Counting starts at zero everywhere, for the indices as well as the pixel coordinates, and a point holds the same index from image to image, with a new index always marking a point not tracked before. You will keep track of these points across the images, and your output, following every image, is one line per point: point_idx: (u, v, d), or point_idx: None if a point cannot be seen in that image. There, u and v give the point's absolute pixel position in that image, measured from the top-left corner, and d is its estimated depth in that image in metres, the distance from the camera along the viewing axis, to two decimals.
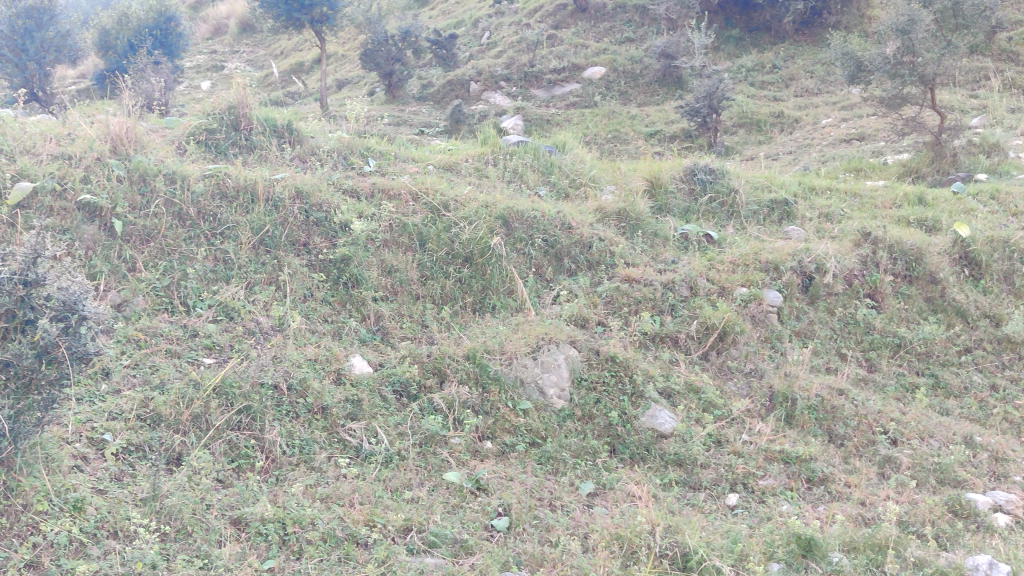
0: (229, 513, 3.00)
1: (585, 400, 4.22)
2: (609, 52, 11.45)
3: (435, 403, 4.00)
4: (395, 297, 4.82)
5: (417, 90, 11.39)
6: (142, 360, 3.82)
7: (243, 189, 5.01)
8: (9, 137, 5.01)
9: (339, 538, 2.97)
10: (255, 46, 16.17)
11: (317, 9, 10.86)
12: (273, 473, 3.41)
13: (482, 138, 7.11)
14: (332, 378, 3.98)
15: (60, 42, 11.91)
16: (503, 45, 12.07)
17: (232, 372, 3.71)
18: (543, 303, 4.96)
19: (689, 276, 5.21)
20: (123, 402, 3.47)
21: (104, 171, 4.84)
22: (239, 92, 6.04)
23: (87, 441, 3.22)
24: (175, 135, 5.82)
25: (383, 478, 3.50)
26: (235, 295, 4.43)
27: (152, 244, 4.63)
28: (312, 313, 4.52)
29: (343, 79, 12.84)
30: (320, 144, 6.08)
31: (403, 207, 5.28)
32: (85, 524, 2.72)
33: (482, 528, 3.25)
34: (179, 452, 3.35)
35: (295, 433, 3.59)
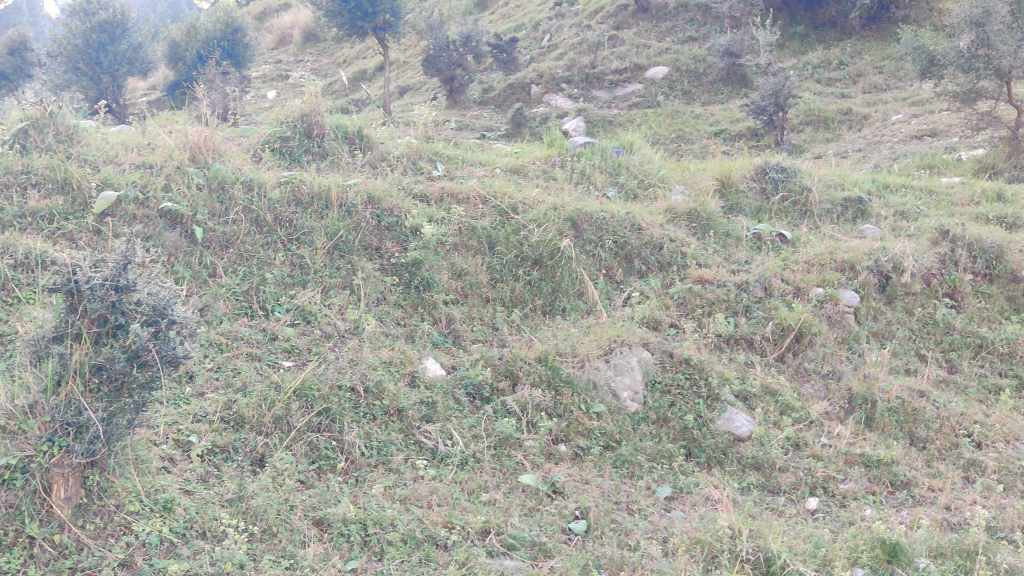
0: (312, 514, 3.04)
1: (659, 402, 4.18)
2: (671, 51, 11.34)
3: (508, 406, 3.99)
4: (465, 300, 4.84)
5: (479, 94, 11.44)
6: (223, 363, 3.89)
7: (317, 196, 5.08)
8: (93, 148, 5.16)
9: (419, 540, 2.98)
10: (320, 53, 16.40)
11: (380, 17, 10.98)
12: (353, 474, 3.44)
13: (548, 140, 7.11)
14: (406, 380, 4.01)
15: (132, 54, 12.29)
16: (564, 47, 12.06)
17: (311, 375, 3.76)
18: (615, 305, 4.93)
19: (763, 277, 5.14)
20: (208, 404, 3.54)
21: (184, 180, 4.96)
22: (311, 100, 6.14)
23: (173, 443, 3.29)
24: (250, 143, 5.93)
25: (460, 480, 3.50)
26: (311, 299, 4.50)
27: (230, 250, 4.72)
28: (385, 316, 4.56)
29: (406, 86, 12.95)
30: (389, 149, 6.15)
31: (473, 211, 5.31)
32: (175, 524, 2.78)
33: (560, 530, 3.23)
34: (263, 454, 3.40)
35: (372, 435, 3.62)
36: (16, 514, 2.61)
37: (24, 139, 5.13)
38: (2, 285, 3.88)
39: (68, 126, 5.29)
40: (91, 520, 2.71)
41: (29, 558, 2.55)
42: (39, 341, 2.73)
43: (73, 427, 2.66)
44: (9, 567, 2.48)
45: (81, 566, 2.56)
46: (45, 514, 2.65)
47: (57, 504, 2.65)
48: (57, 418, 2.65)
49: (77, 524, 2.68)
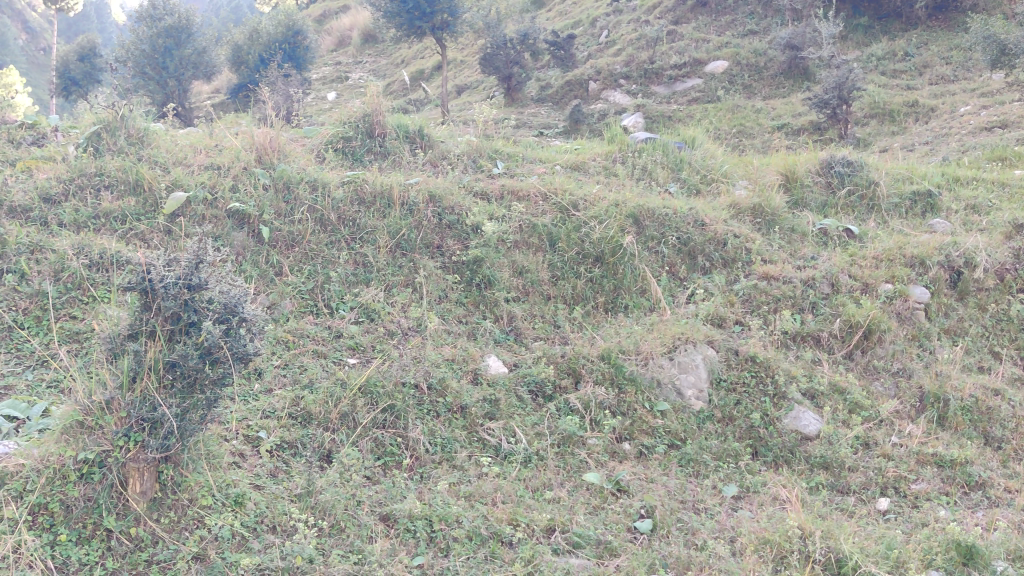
0: (379, 509, 3.06)
1: (725, 401, 4.12)
2: (731, 45, 11.18)
3: (571, 404, 3.97)
4: (527, 298, 4.84)
5: (536, 92, 11.47)
6: (290, 361, 3.95)
7: (380, 194, 5.13)
8: (163, 150, 5.27)
9: (485, 537, 2.98)
10: (378, 54, 16.55)
11: (438, 17, 11.02)
12: (417, 471, 3.46)
13: (609, 136, 7.09)
14: (469, 378, 4.03)
15: (196, 59, 12.55)
16: (622, 43, 11.97)
17: (376, 372, 3.79)
18: (678, 302, 4.88)
19: (830, 273, 5.05)
20: (276, 401, 3.60)
21: (251, 180, 5.04)
22: (373, 101, 6.20)
23: (243, 438, 3.33)
24: (314, 143, 6.01)
25: (524, 478, 3.49)
26: (374, 297, 4.54)
27: (296, 249, 4.78)
28: (448, 314, 4.58)
29: (463, 84, 13.00)
30: (450, 148, 6.20)
31: (534, 208, 5.32)
32: (246, 519, 2.83)
33: (625, 529, 3.20)
34: (330, 449, 3.43)
35: (436, 432, 3.64)
36: (94, 507, 2.67)
37: (97, 142, 5.27)
38: (78, 284, 3.98)
39: (139, 129, 5.42)
40: (165, 514, 2.75)
41: (106, 551, 2.61)
42: (114, 338, 2.73)
43: (147, 423, 2.69)
44: (87, 559, 2.55)
45: (157, 559, 2.61)
46: (121, 508, 2.70)
47: (132, 498, 2.70)
48: (132, 414, 2.68)
49: (153, 518, 2.73)
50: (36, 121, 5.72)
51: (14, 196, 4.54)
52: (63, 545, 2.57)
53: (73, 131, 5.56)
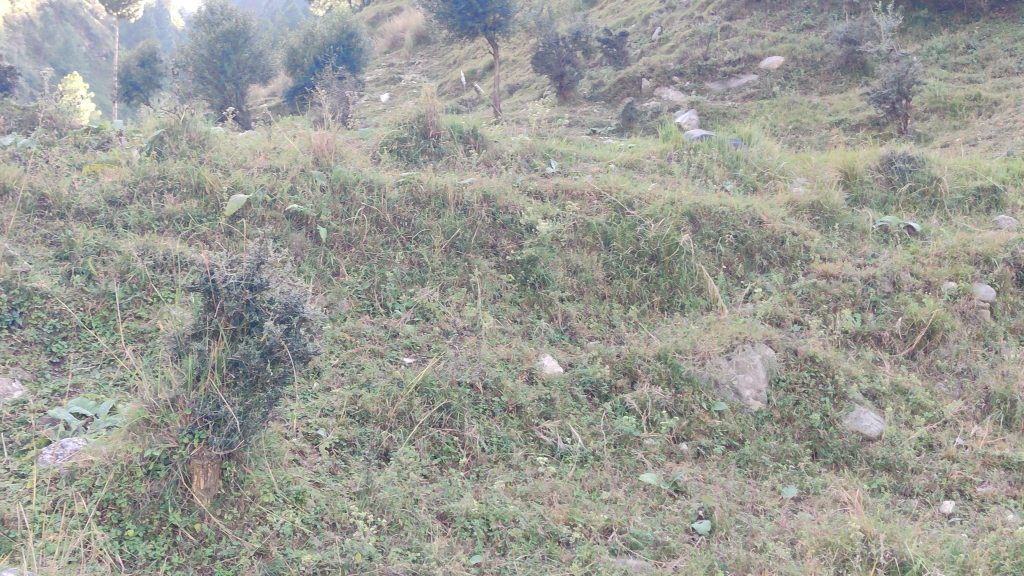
0: (436, 507, 3.07)
1: (784, 401, 4.07)
2: (787, 40, 10.98)
3: (627, 404, 3.96)
4: (582, 297, 4.82)
5: (588, 90, 11.48)
6: (348, 359, 3.99)
7: (435, 195, 5.16)
8: (223, 153, 5.37)
9: (542, 536, 2.98)
10: (430, 55, 16.61)
11: (490, 17, 11.03)
12: (474, 469, 3.47)
13: (664, 134, 7.05)
14: (524, 377, 4.03)
15: (254, 63, 12.75)
16: (675, 40, 11.88)
17: (432, 371, 3.81)
18: (735, 301, 4.84)
19: (891, 271, 4.96)
20: (334, 399, 3.64)
21: (308, 182, 5.10)
22: (427, 102, 6.23)
23: (303, 436, 3.38)
24: (369, 145, 6.08)
25: (580, 477, 3.47)
26: (430, 296, 4.56)
27: (353, 249, 4.83)
28: (502, 313, 4.59)
29: (516, 84, 13.02)
30: (504, 147, 6.22)
31: (588, 207, 5.32)
32: (307, 516, 2.87)
33: (683, 530, 3.17)
34: (387, 448, 3.45)
35: (492, 431, 3.65)
36: (160, 503, 2.72)
37: (159, 145, 5.38)
38: (143, 285, 4.06)
39: (200, 132, 5.52)
40: (228, 510, 2.79)
41: (172, 546, 2.66)
42: (179, 338, 2.79)
43: (211, 421, 2.73)
44: (154, 553, 2.60)
45: (221, 555, 2.66)
46: (186, 504, 2.75)
47: (197, 495, 2.75)
48: (196, 412, 2.72)
49: (216, 514, 2.77)
50: (101, 126, 5.87)
51: (80, 199, 4.66)
52: (130, 540, 2.63)
53: (137, 135, 5.69)
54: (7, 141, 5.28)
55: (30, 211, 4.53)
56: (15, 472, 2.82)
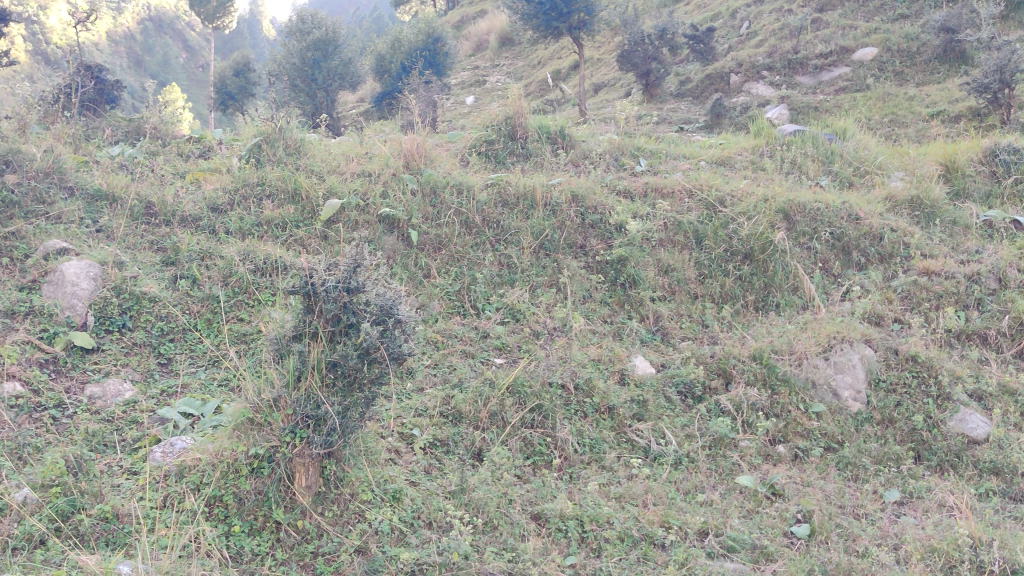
0: (531, 508, 3.08)
1: (884, 402, 3.97)
2: (881, 31, 10.60)
3: (722, 405, 3.90)
4: (673, 296, 4.77)
5: (676, 87, 11.40)
6: (440, 360, 4.04)
7: (523, 196, 5.21)
8: (318, 159, 5.50)
9: (637, 538, 2.96)
10: (515, 56, 16.65)
11: (575, 16, 11.00)
12: (567, 470, 3.45)
13: (755, 131, 6.96)
14: (616, 378, 4.02)
15: (344, 69, 12.97)
16: (764, 34, 11.64)
17: (523, 372, 3.84)
18: (832, 299, 4.73)
19: (997, 267, 4.77)
20: (427, 399, 3.69)
21: (400, 186, 5.18)
22: (514, 104, 6.25)
23: (398, 435, 3.43)
24: (459, 148, 6.15)
25: (674, 479, 3.43)
26: (520, 297, 4.58)
27: (443, 251, 4.87)
28: (593, 314, 4.58)
29: (600, 83, 12.97)
30: (592, 147, 6.22)
31: (679, 205, 5.29)
32: (404, 514, 2.91)
33: (781, 534, 3.10)
34: (481, 448, 3.47)
35: (584, 432, 3.64)
36: (264, 500, 2.80)
37: (258, 153, 5.54)
38: (244, 288, 4.19)
39: (296, 140, 5.67)
40: (329, 507, 2.86)
41: (276, 542, 2.74)
42: (281, 340, 2.87)
43: (311, 419, 2.79)
44: (259, 549, 2.68)
45: (322, 551, 2.72)
46: (289, 501, 2.83)
47: (299, 492, 2.82)
48: (298, 411, 2.79)
49: (317, 511, 2.84)
50: (202, 135, 6.08)
51: (184, 206, 4.82)
52: (237, 535, 2.72)
53: (236, 143, 5.90)
54: (116, 152, 5.52)
55: (137, 217, 4.71)
56: (128, 469, 2.95)
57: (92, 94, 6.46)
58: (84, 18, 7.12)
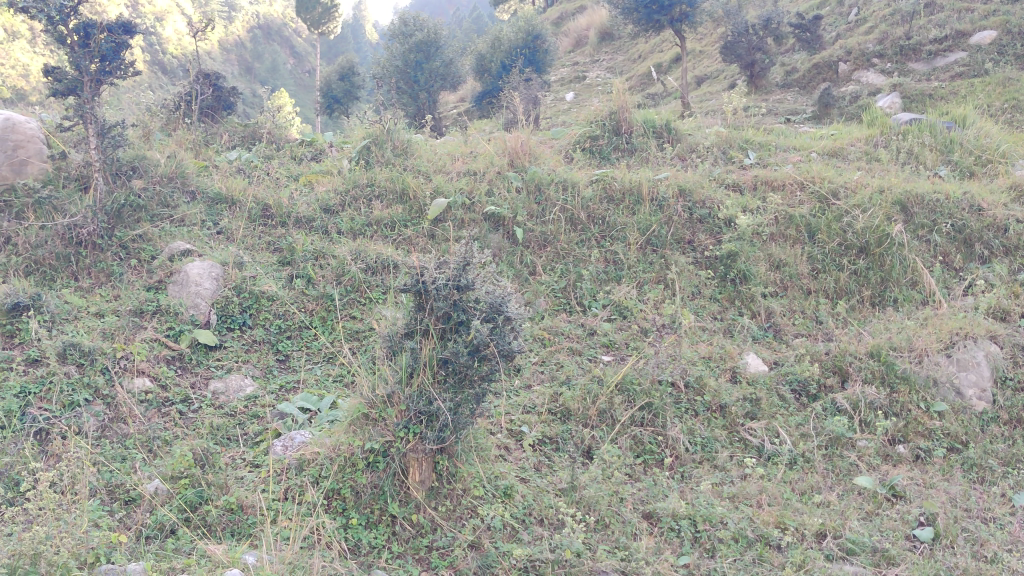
0: (642, 507, 3.06)
1: (1011, 402, 3.81)
2: (1001, 12, 9.83)
3: (839, 404, 3.79)
4: (785, 292, 4.67)
5: (781, 78, 11.19)
6: (547, 358, 4.04)
7: (629, 191, 5.18)
8: (425, 160, 5.60)
9: (752, 539, 2.89)
10: (615, 51, 16.52)
11: (676, 9, 10.78)
12: (678, 469, 3.41)
13: (869, 121, 6.77)
14: (727, 376, 3.95)
15: (445, 70, 13.19)
16: (874, 20, 11.17)
17: (633, 369, 3.81)
18: (954, 295, 4.54)
19: None
20: (536, 397, 3.70)
21: (505, 184, 5.23)
22: (619, 98, 6.24)
23: (508, 432, 3.45)
24: (563, 145, 6.17)
25: (789, 480, 3.35)
26: (627, 295, 4.54)
27: (549, 249, 4.88)
28: (702, 311, 4.51)
29: (703, 75, 12.80)
30: (699, 141, 6.13)
31: (790, 199, 5.17)
32: (515, 511, 2.93)
33: (903, 537, 2.99)
34: (591, 445, 3.46)
35: (696, 431, 3.59)
36: (380, 494, 2.87)
37: (367, 155, 5.66)
38: (357, 287, 4.29)
39: (403, 141, 5.78)
40: (442, 502, 2.90)
41: (392, 535, 2.80)
42: (393, 337, 2.92)
43: (424, 416, 2.82)
44: (376, 542, 2.74)
45: (436, 545, 2.76)
46: (403, 495, 2.89)
47: (413, 486, 2.87)
48: (411, 407, 2.83)
49: (431, 506, 2.89)
50: (314, 139, 6.26)
51: (299, 208, 4.96)
52: (354, 528, 2.78)
53: (346, 145, 6.06)
54: (233, 156, 5.71)
55: (255, 220, 4.86)
56: (251, 462, 3.05)
57: (210, 101, 6.61)
58: (200, 30, 7.33)
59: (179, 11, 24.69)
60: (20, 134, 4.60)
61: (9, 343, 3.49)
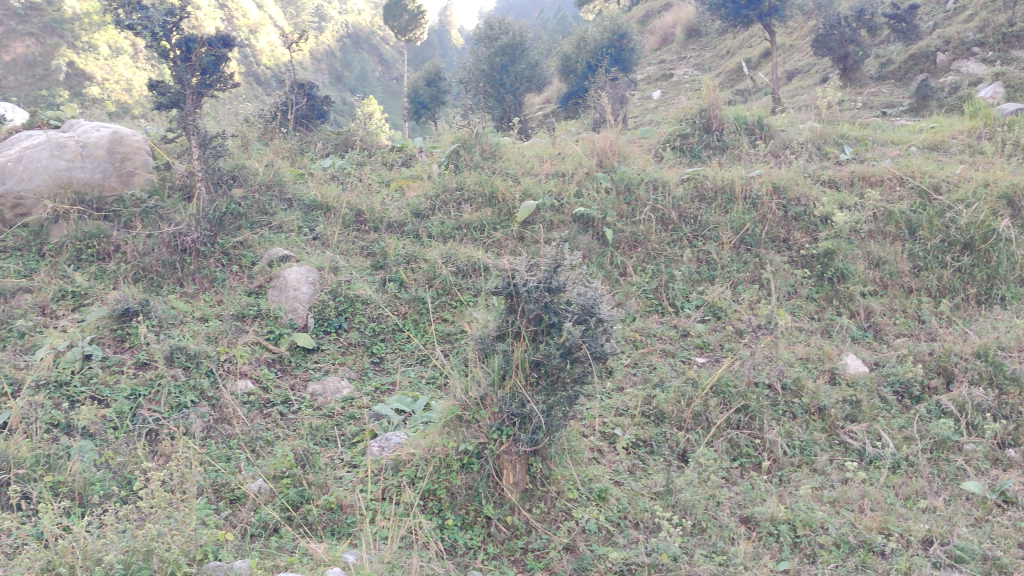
0: (740, 511, 3.01)
1: None
2: None
3: (944, 406, 3.66)
4: (885, 291, 4.53)
5: (876, 70, 10.87)
6: (640, 360, 4.02)
7: (721, 189, 5.12)
8: (514, 162, 5.63)
9: (854, 545, 2.81)
10: (703, 48, 16.31)
11: (765, 4, 10.43)
12: (776, 473, 3.33)
13: (970, 112, 6.55)
14: (826, 377, 3.86)
15: (531, 72, 13.13)
16: (975, 7, 10.71)
17: (728, 371, 3.74)
18: None
19: None
20: (628, 399, 3.69)
21: (594, 185, 5.22)
22: (709, 95, 6.16)
23: (601, 435, 3.44)
24: (652, 144, 6.12)
25: (893, 484, 3.24)
26: (721, 295, 4.47)
27: (639, 249, 4.84)
28: (798, 311, 4.42)
29: (794, 70, 12.54)
30: (792, 137, 6.01)
31: (890, 195, 5.05)
32: (610, 514, 2.91)
33: (1016, 545, 2.84)
34: (686, 448, 3.42)
35: (794, 434, 3.51)
36: (475, 495, 2.89)
37: (457, 159, 5.72)
38: (448, 290, 4.34)
39: (491, 144, 5.83)
40: (537, 504, 2.91)
41: (487, 536, 2.82)
42: (485, 339, 2.94)
43: (517, 418, 2.83)
44: (472, 543, 2.76)
45: (532, 547, 2.76)
46: (498, 497, 2.91)
47: (507, 488, 2.89)
48: (504, 409, 2.84)
49: (526, 508, 2.89)
50: (405, 144, 6.36)
51: (390, 213, 5.04)
52: (450, 529, 2.81)
53: (437, 150, 6.15)
54: (327, 164, 5.84)
55: (349, 225, 4.96)
56: (349, 462, 3.11)
57: (305, 111, 6.74)
58: (293, 41, 7.52)
59: (271, 23, 25.40)
60: (127, 146, 4.81)
61: (120, 348, 3.63)
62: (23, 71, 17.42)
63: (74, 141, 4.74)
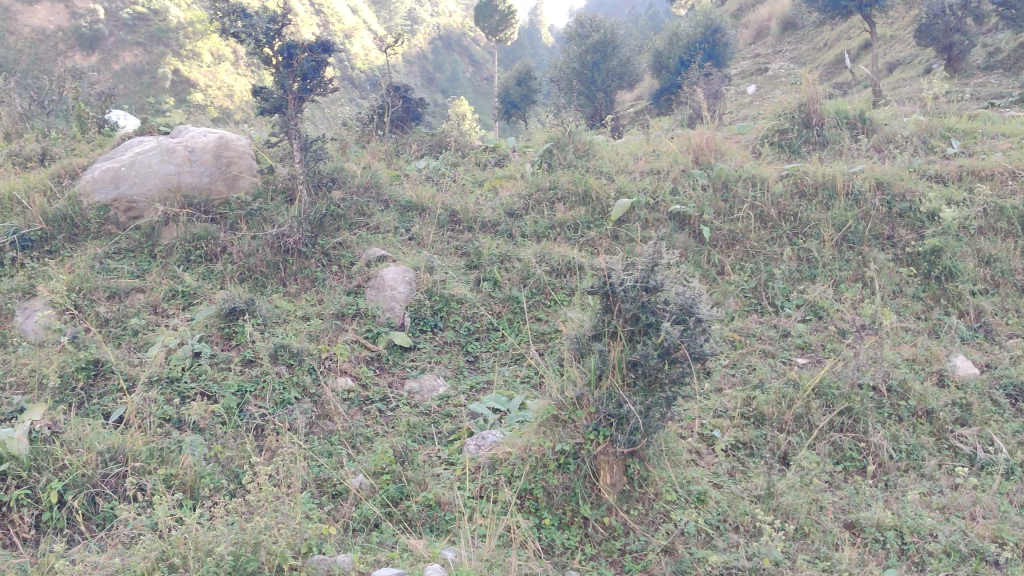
0: (844, 517, 2.93)
1: None
2: None
3: None
4: (997, 290, 4.38)
5: (983, 59, 10.45)
6: (739, 360, 3.96)
7: (822, 186, 5.00)
8: (607, 161, 5.61)
9: (965, 553, 2.71)
10: (799, 41, 15.94)
11: None
12: (882, 478, 3.23)
13: None
14: (934, 379, 3.74)
15: (622, 69, 13.00)
16: None
17: (831, 372, 3.65)
18: None
19: None
20: (727, 400, 3.63)
21: (689, 183, 5.16)
22: (808, 88, 6.01)
23: (699, 437, 3.40)
24: (749, 140, 6.03)
25: (1007, 491, 3.11)
26: (822, 294, 4.37)
27: (737, 247, 4.76)
28: (904, 310, 4.28)
29: (895, 61, 12.20)
30: (896, 130, 5.83)
31: (1001, 188, 4.89)
32: (709, 516, 2.87)
33: None
34: (787, 452, 3.35)
35: (900, 437, 3.40)
36: (572, 496, 2.88)
37: (550, 158, 5.73)
38: (542, 289, 4.35)
39: (585, 142, 5.81)
40: (634, 506, 2.90)
41: (584, 537, 2.80)
42: (581, 339, 2.95)
43: (614, 418, 2.83)
44: (569, 543, 2.75)
45: (629, 549, 2.75)
46: (595, 497, 2.89)
47: (604, 489, 2.87)
48: (601, 410, 2.84)
49: (623, 509, 2.88)
50: (498, 144, 6.40)
51: (485, 213, 5.08)
52: (547, 528, 2.81)
53: (530, 149, 6.17)
54: (422, 165, 5.92)
55: (444, 225, 5.03)
56: (446, 459, 3.16)
57: (400, 113, 6.85)
58: (388, 44, 7.64)
59: (365, 27, 25.89)
60: (232, 150, 4.99)
61: (227, 345, 3.75)
62: (131, 78, 18.39)
63: (183, 146, 4.93)
